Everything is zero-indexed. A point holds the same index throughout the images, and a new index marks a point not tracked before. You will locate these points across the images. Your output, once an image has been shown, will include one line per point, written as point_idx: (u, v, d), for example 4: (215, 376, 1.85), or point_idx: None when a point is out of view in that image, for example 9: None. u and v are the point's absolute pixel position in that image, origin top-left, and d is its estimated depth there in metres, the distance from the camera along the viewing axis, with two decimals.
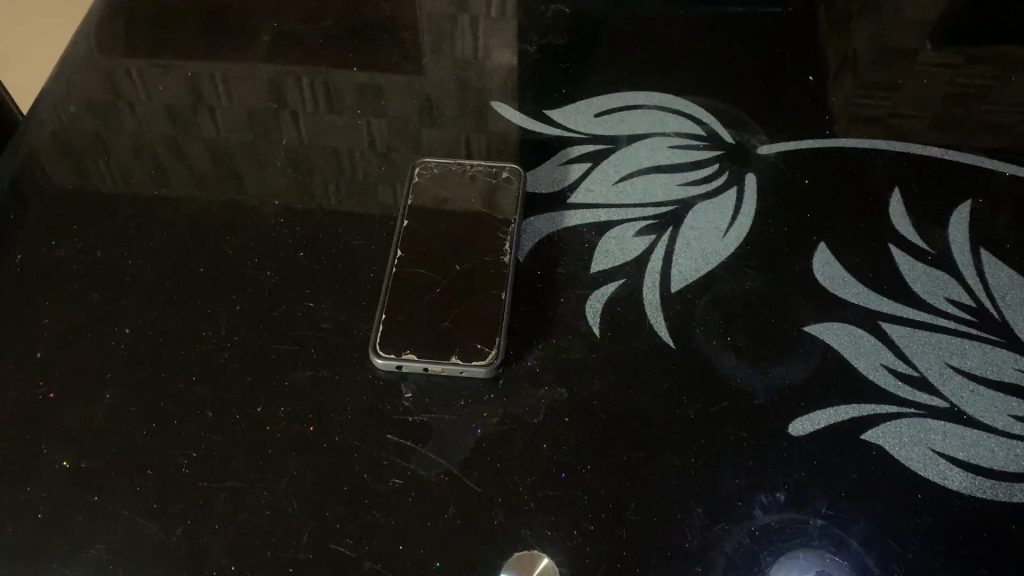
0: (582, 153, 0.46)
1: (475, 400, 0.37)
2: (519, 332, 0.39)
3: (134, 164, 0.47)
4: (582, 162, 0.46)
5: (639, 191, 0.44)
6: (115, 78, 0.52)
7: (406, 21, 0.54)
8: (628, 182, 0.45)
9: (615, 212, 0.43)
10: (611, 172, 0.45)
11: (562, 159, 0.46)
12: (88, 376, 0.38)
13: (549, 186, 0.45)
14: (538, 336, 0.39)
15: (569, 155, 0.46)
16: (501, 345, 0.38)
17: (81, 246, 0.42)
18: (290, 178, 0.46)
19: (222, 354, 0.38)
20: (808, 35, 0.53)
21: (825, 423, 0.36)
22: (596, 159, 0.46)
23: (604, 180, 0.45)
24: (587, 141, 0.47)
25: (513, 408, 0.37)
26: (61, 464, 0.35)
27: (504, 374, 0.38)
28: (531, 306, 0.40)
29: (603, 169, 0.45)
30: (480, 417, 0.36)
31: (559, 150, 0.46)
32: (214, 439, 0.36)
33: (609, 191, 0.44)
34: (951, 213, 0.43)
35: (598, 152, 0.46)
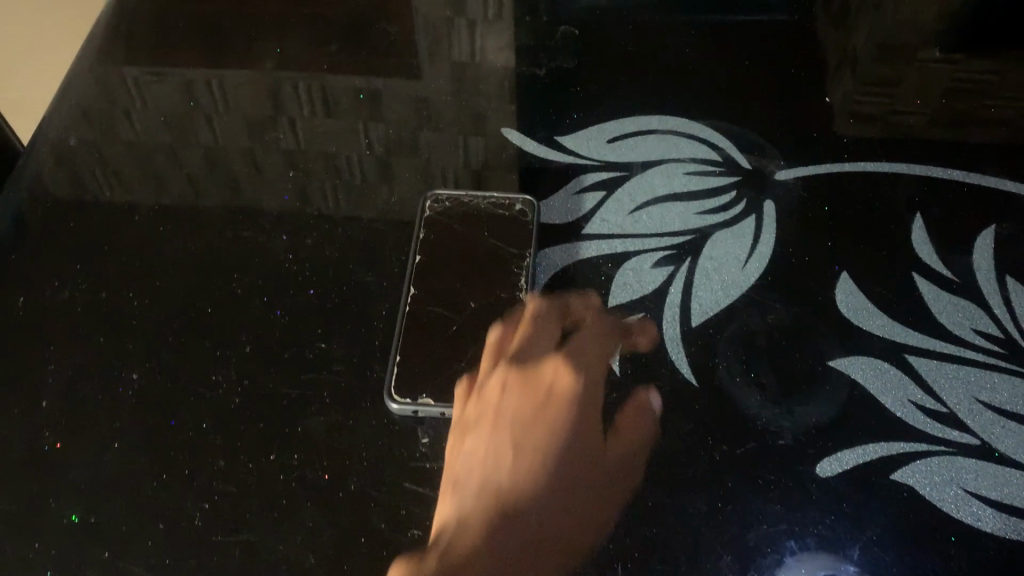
0: (597, 182, 0.45)
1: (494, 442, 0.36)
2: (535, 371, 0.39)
3: (136, 198, 0.46)
4: (597, 191, 0.45)
5: (655, 220, 0.44)
6: (115, 110, 0.50)
7: (412, 40, 0.53)
8: (644, 211, 0.44)
9: (632, 243, 0.43)
10: (626, 201, 0.44)
11: (576, 187, 0.45)
12: (95, 425, 0.37)
13: (564, 216, 0.44)
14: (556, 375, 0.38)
15: (583, 184, 0.45)
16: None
17: (85, 287, 0.41)
18: (297, 208, 0.45)
19: (234, 399, 0.37)
20: (822, 48, 0.52)
21: (853, 463, 0.36)
22: (611, 188, 0.45)
23: (619, 209, 0.44)
24: (601, 168, 0.46)
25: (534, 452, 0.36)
26: (70, 518, 0.34)
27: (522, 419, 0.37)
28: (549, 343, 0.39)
29: (618, 198, 0.44)
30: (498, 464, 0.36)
31: (572, 178, 0.45)
32: (227, 489, 0.35)
33: (625, 220, 0.43)
34: (974, 239, 0.42)
35: (612, 179, 0.45)
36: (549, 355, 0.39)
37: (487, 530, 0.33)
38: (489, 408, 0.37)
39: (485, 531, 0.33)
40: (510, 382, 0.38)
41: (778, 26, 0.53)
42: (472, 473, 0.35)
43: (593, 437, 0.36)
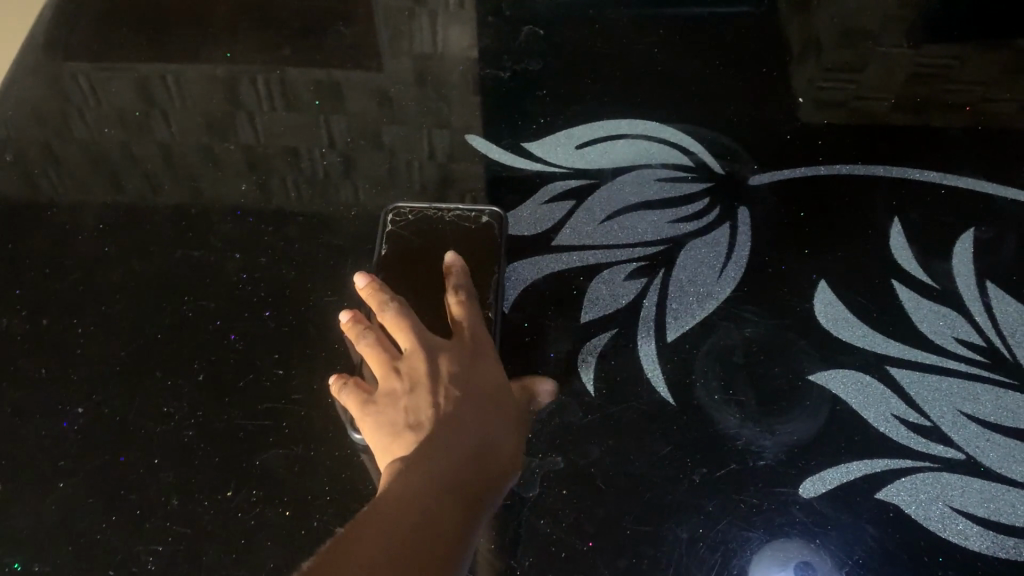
0: (566, 191, 0.43)
1: None
2: None
3: (81, 215, 0.43)
4: (566, 201, 0.43)
5: (627, 231, 0.42)
6: (54, 118, 0.48)
7: (372, 42, 0.50)
8: (615, 222, 0.42)
9: (603, 255, 0.41)
10: (597, 211, 0.43)
11: (544, 197, 0.43)
12: (39, 465, 0.35)
13: (531, 228, 0.42)
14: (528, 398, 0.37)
15: (552, 193, 0.43)
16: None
17: (26, 314, 0.39)
18: (250, 221, 0.42)
19: (187, 433, 0.35)
20: (793, 45, 0.50)
21: (836, 482, 0.34)
22: (580, 198, 0.43)
23: (591, 220, 0.42)
24: (569, 177, 0.44)
25: None
26: (12, 567, 0.32)
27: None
28: (520, 364, 0.38)
29: (588, 208, 0.43)
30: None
31: (539, 187, 0.44)
32: (181, 531, 0.33)
33: (596, 231, 0.42)
34: (953, 244, 0.41)
35: (582, 189, 0.44)
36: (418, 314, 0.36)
37: (398, 488, 0.30)
38: (421, 378, 0.35)
39: (399, 485, 0.31)
40: (438, 343, 0.36)
41: (750, 25, 0.51)
42: (409, 422, 0.33)
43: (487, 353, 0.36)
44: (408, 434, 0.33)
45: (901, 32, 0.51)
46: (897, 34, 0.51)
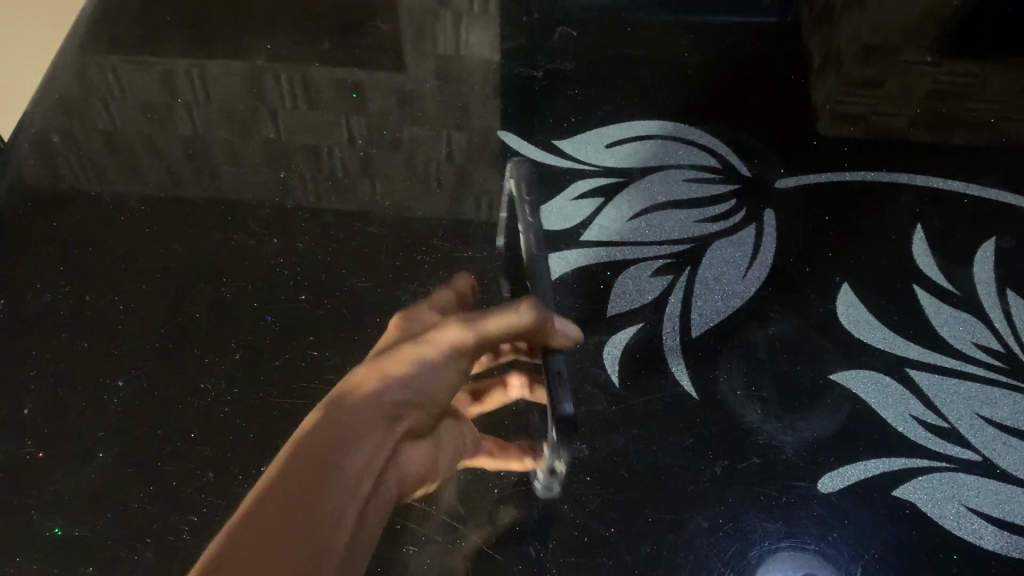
0: (591, 191, 0.44)
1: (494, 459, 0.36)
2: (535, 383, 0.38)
3: (122, 197, 0.44)
4: (592, 200, 0.44)
5: (658, 228, 0.43)
6: (94, 103, 0.49)
7: (398, 41, 0.52)
8: (647, 219, 0.43)
9: (635, 250, 0.42)
10: (627, 210, 0.44)
11: (569, 198, 0.44)
12: (80, 435, 0.36)
13: (557, 227, 0.43)
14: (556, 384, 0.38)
15: (578, 193, 0.44)
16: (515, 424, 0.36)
17: (69, 290, 0.40)
18: (284, 208, 0.44)
19: (222, 410, 0.36)
20: (818, 56, 0.52)
21: (855, 479, 0.35)
22: (606, 197, 0.44)
23: (619, 218, 0.43)
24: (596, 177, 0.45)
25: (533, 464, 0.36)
26: (53, 531, 0.33)
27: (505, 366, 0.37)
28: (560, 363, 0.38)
29: (617, 207, 0.44)
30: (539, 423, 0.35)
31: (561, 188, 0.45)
32: (215, 503, 0.34)
33: (627, 229, 0.43)
34: (975, 252, 0.42)
35: (608, 189, 0.45)
36: None
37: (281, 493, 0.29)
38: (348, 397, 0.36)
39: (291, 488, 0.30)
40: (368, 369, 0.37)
41: (776, 35, 0.53)
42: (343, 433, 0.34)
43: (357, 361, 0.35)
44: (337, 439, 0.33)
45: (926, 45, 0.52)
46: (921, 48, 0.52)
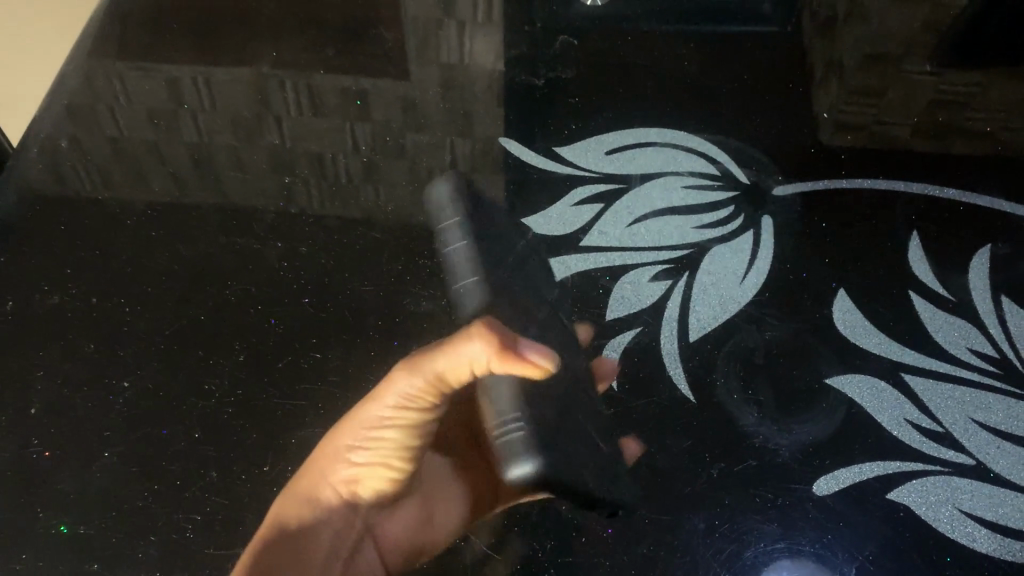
0: (493, 214, 0.43)
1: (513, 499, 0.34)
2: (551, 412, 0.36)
3: (129, 201, 0.45)
4: (491, 221, 0.42)
5: (570, 260, 0.42)
6: (101, 108, 0.50)
7: (402, 50, 0.52)
8: (550, 249, 0.43)
9: (531, 276, 0.40)
10: (526, 237, 0.42)
11: (467, 219, 0.42)
12: (86, 434, 0.36)
13: (459, 250, 0.40)
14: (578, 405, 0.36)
15: (478, 214, 0.42)
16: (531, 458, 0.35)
17: (77, 292, 0.41)
18: (288, 213, 0.44)
19: (226, 410, 0.37)
20: (817, 66, 0.52)
21: (850, 481, 0.36)
22: (498, 221, 0.42)
23: (520, 244, 0.42)
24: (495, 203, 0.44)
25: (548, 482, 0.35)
26: (59, 529, 0.34)
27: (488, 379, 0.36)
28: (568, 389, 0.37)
29: (516, 234, 0.42)
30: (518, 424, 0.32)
31: (464, 212, 0.43)
32: (218, 501, 0.34)
33: (531, 255, 0.41)
34: (970, 259, 0.43)
35: (505, 216, 0.43)
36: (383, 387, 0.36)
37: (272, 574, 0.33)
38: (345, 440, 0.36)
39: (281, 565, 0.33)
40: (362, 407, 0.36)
41: (776, 44, 0.53)
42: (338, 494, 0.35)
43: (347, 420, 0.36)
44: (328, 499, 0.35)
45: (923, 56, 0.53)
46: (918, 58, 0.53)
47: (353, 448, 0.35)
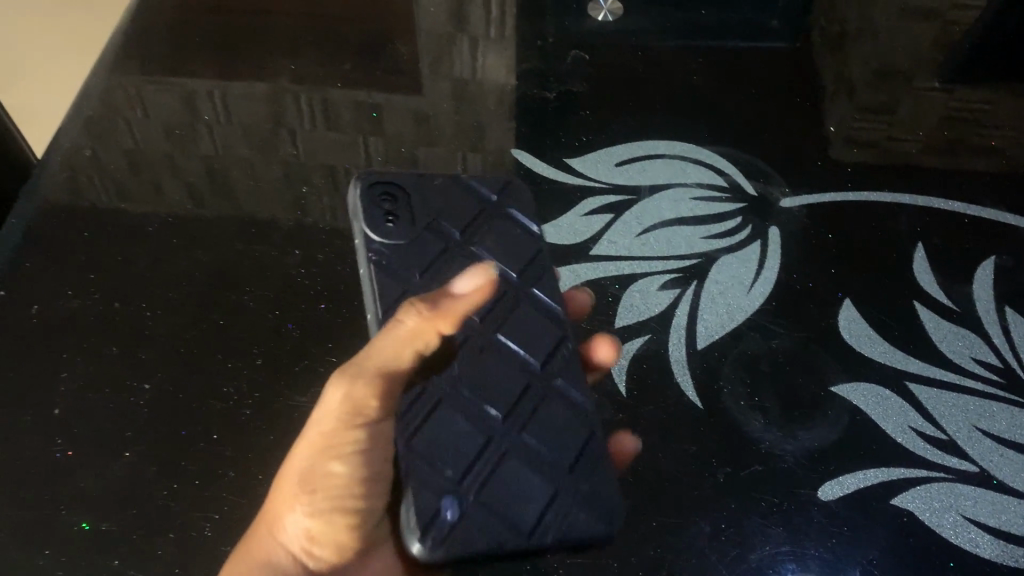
0: (410, 204, 0.39)
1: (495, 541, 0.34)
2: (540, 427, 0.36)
3: (149, 208, 0.46)
4: (408, 221, 0.39)
5: (517, 239, 0.40)
6: (121, 117, 0.51)
7: (416, 64, 0.53)
8: (491, 226, 0.40)
9: (462, 277, 0.38)
10: (453, 224, 0.40)
11: (388, 218, 0.39)
12: (108, 434, 0.37)
13: (369, 268, 0.38)
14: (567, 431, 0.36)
15: (398, 210, 0.39)
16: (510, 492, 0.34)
17: (99, 297, 0.42)
18: (304, 222, 0.45)
19: (243, 412, 0.38)
20: (824, 81, 0.53)
21: (854, 487, 0.36)
22: (421, 208, 0.40)
23: (445, 236, 0.39)
24: (420, 177, 0.40)
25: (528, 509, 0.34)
26: (81, 527, 0.35)
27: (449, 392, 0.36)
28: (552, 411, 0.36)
29: (443, 221, 0.40)
30: (434, 531, 0.33)
31: (386, 206, 0.39)
32: (235, 500, 0.35)
33: (460, 247, 0.39)
34: (975, 271, 0.44)
35: (435, 191, 0.40)
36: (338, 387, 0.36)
37: None
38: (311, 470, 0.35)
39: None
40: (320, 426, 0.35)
41: (785, 59, 0.54)
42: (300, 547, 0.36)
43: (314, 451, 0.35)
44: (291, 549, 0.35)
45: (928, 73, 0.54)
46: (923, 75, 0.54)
47: (307, 488, 0.35)
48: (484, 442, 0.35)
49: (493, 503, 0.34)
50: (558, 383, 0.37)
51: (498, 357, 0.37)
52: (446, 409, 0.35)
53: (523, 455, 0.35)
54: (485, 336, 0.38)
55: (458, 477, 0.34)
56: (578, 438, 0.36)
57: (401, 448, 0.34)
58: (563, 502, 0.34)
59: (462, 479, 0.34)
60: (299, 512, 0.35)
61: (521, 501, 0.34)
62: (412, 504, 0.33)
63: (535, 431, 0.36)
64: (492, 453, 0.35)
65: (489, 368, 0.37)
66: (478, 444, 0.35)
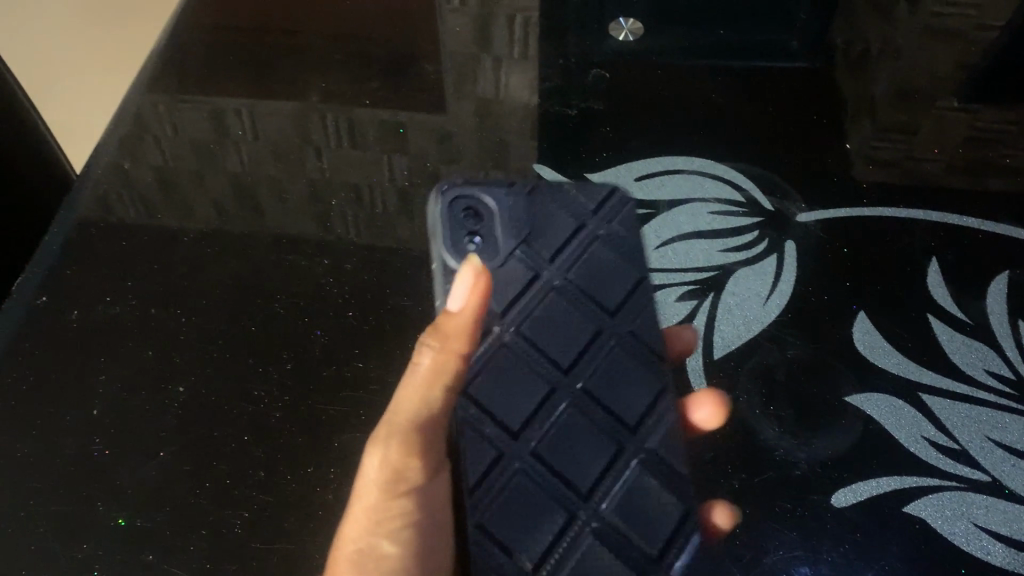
0: (496, 230, 0.42)
1: None
2: (625, 500, 0.37)
3: (183, 220, 0.48)
4: (491, 253, 0.42)
5: (611, 269, 0.42)
6: (157, 133, 0.53)
7: (441, 84, 0.55)
8: (580, 255, 0.42)
9: (549, 325, 0.40)
10: (542, 252, 0.42)
11: (471, 243, 0.42)
12: (143, 434, 0.39)
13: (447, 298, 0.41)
14: (649, 505, 0.37)
15: (481, 236, 0.42)
16: (599, 565, 0.35)
17: (135, 303, 0.44)
18: (332, 234, 0.47)
19: (272, 414, 0.39)
20: (842, 99, 0.54)
21: (867, 494, 0.37)
22: (506, 238, 0.42)
23: (532, 266, 0.42)
24: (510, 195, 0.43)
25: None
26: (117, 522, 0.36)
27: (527, 454, 0.37)
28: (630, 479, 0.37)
29: (532, 248, 0.42)
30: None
31: (470, 231, 0.42)
32: (265, 499, 0.37)
33: (547, 282, 0.41)
34: (988, 286, 0.44)
35: (527, 215, 0.43)
36: (396, 437, 0.36)
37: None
38: (373, 517, 0.36)
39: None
40: (379, 466, 0.36)
41: (802, 77, 0.55)
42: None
43: (371, 494, 0.36)
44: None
45: (943, 93, 0.55)
46: (938, 95, 0.55)
47: (373, 536, 0.36)
48: (566, 520, 0.36)
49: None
50: (652, 450, 0.38)
51: (583, 414, 0.38)
52: (522, 477, 0.37)
53: (602, 533, 0.36)
54: (570, 390, 0.39)
55: (532, 561, 0.35)
56: (671, 517, 0.36)
57: (471, 524, 0.35)
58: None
59: (540, 560, 0.35)
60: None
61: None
62: None
63: (617, 505, 0.36)
64: (571, 527, 0.36)
65: (571, 424, 0.38)
66: (559, 520, 0.36)
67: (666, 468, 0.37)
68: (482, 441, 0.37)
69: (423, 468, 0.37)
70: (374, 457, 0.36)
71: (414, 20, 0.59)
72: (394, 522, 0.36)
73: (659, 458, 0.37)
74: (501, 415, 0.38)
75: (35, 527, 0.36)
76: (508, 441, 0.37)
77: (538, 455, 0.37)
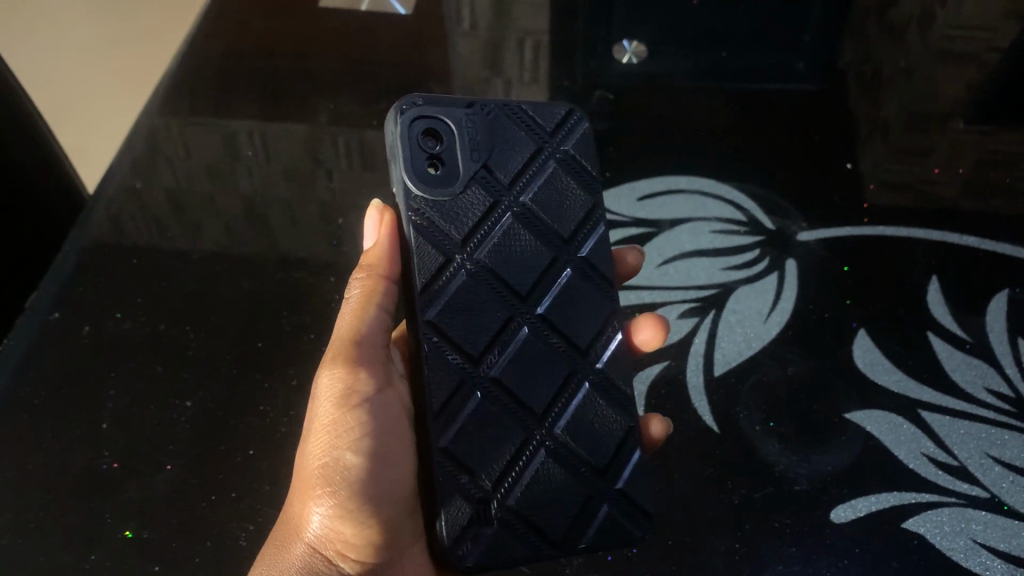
0: (458, 152, 0.37)
1: (533, 530, 0.34)
2: (577, 418, 0.36)
3: (195, 240, 0.49)
4: (452, 174, 0.37)
5: (570, 195, 0.38)
6: (170, 152, 0.54)
7: None
8: (542, 178, 0.38)
9: (511, 250, 0.37)
10: (502, 176, 0.37)
11: (430, 165, 0.36)
12: (151, 448, 0.39)
13: (408, 224, 0.36)
14: (598, 422, 0.37)
15: (442, 155, 0.37)
16: (558, 480, 0.35)
17: (146, 319, 0.44)
18: (342, 255, 0.48)
19: (278, 429, 0.40)
20: (845, 119, 0.55)
21: (866, 510, 0.37)
22: (468, 154, 0.37)
23: (493, 189, 0.37)
24: (471, 112, 0.37)
25: (564, 497, 0.35)
26: (125, 533, 0.37)
27: (487, 382, 0.35)
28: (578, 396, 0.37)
29: (493, 169, 0.37)
30: (466, 541, 0.33)
31: (428, 147, 0.37)
32: (270, 511, 0.37)
33: (509, 207, 0.37)
34: (989, 304, 0.45)
35: (489, 131, 0.37)
36: (343, 348, 0.35)
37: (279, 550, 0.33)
38: (332, 429, 0.34)
39: (303, 519, 0.34)
40: (335, 381, 0.35)
41: (805, 100, 0.56)
42: (325, 491, 0.34)
43: (329, 408, 0.34)
44: (320, 500, 0.34)
45: (945, 114, 0.55)
46: (941, 116, 0.55)
47: (336, 447, 0.34)
48: (523, 441, 0.35)
49: (527, 496, 0.34)
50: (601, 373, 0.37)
51: (540, 338, 0.36)
52: (481, 406, 0.35)
53: (556, 453, 0.36)
54: (529, 317, 0.36)
55: (493, 480, 0.34)
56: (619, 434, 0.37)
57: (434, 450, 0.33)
58: (596, 506, 0.36)
59: (497, 480, 0.34)
60: (322, 507, 0.33)
61: (557, 502, 0.35)
62: (445, 517, 0.33)
63: (570, 424, 0.36)
64: (524, 442, 0.35)
65: (530, 350, 0.36)
66: (515, 442, 0.35)
67: (612, 388, 0.37)
68: (445, 368, 0.34)
69: (371, 377, 0.36)
70: (326, 374, 0.35)
71: (424, 43, 0.60)
72: (355, 431, 0.34)
73: (609, 378, 0.37)
74: (462, 341, 0.35)
75: (44, 539, 0.37)
76: (469, 370, 0.35)
77: (498, 382, 0.35)
